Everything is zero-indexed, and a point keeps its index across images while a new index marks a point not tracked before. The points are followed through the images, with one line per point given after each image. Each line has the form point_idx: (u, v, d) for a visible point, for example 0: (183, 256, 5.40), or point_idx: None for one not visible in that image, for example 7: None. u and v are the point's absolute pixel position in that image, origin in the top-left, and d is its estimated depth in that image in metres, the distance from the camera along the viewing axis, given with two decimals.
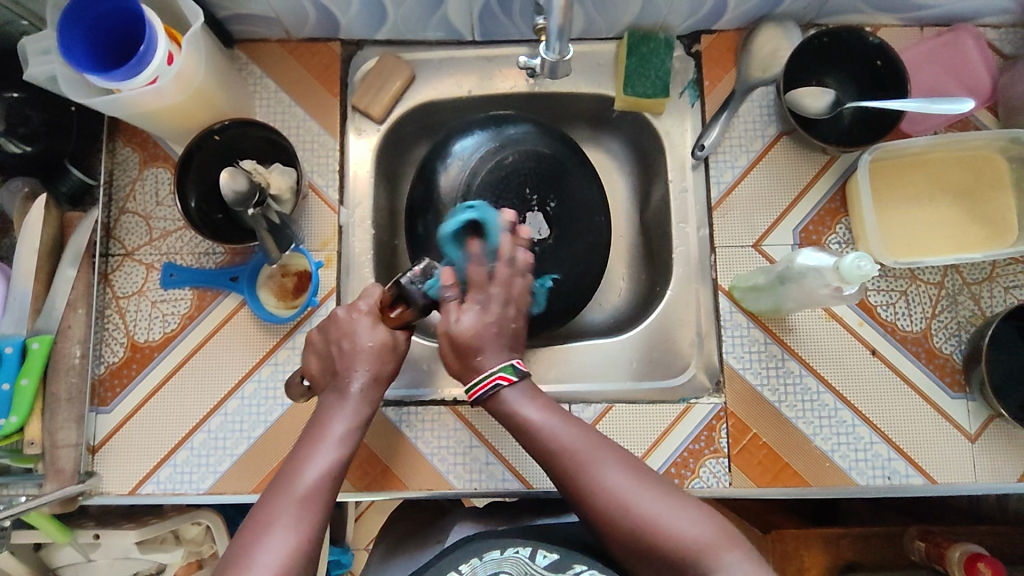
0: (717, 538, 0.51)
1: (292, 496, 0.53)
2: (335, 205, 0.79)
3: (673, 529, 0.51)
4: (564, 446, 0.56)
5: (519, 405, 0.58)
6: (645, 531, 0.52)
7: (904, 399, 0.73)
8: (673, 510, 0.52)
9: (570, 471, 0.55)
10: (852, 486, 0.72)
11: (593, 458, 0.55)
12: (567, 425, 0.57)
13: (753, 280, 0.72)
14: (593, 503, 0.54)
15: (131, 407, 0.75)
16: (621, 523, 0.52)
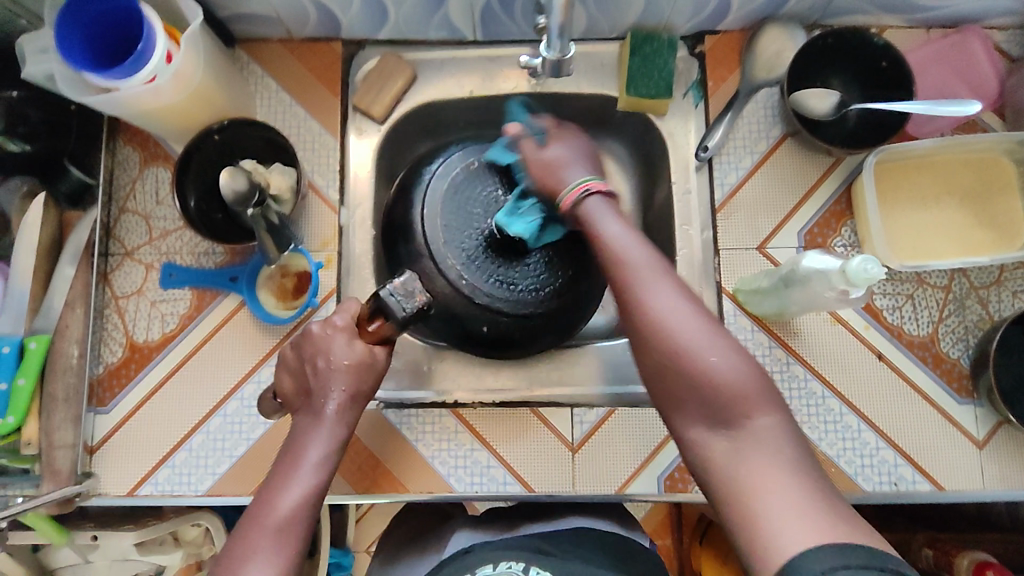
0: (758, 393, 0.47)
1: (266, 527, 0.51)
2: (335, 206, 0.79)
3: (714, 366, 0.47)
4: (624, 256, 0.53)
5: (597, 214, 0.56)
6: (685, 357, 0.48)
7: (911, 404, 0.72)
8: (719, 347, 0.48)
9: (625, 277, 0.52)
10: (858, 492, 0.71)
11: (651, 275, 0.51)
12: (627, 247, 0.53)
13: (758, 284, 0.71)
14: (635, 304, 0.50)
15: (130, 407, 0.74)
16: (661, 349, 0.49)
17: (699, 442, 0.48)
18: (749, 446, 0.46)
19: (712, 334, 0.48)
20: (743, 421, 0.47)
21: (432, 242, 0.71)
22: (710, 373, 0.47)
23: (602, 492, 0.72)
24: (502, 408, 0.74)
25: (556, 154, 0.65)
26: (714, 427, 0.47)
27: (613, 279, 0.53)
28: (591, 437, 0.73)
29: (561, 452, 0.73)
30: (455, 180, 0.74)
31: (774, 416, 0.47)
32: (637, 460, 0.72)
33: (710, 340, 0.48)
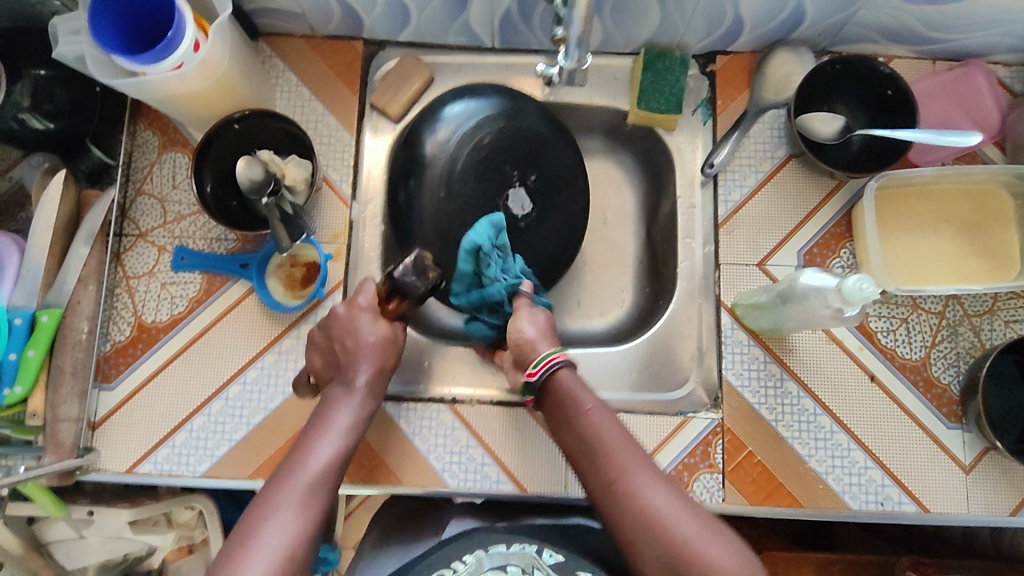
0: (748, 574, 0.52)
1: (301, 481, 0.57)
2: (347, 200, 0.80)
3: (710, 558, 0.52)
4: (617, 449, 0.58)
5: (578, 390, 0.62)
6: (682, 551, 0.53)
7: (900, 426, 0.74)
8: (714, 537, 0.54)
9: (617, 469, 0.57)
10: (844, 509, 0.72)
11: (639, 466, 0.57)
12: (614, 434, 0.59)
13: (756, 300, 0.73)
14: (631, 532, 0.55)
15: (134, 385, 0.76)
16: (655, 530, 0.54)
17: None
18: None
19: (704, 527, 0.54)
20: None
21: (437, 211, 0.74)
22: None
23: None
24: (499, 407, 0.76)
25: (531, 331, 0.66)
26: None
27: (605, 477, 0.58)
28: None
29: (555, 453, 0.74)
30: (461, 155, 0.74)
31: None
32: None
33: (705, 532, 0.54)
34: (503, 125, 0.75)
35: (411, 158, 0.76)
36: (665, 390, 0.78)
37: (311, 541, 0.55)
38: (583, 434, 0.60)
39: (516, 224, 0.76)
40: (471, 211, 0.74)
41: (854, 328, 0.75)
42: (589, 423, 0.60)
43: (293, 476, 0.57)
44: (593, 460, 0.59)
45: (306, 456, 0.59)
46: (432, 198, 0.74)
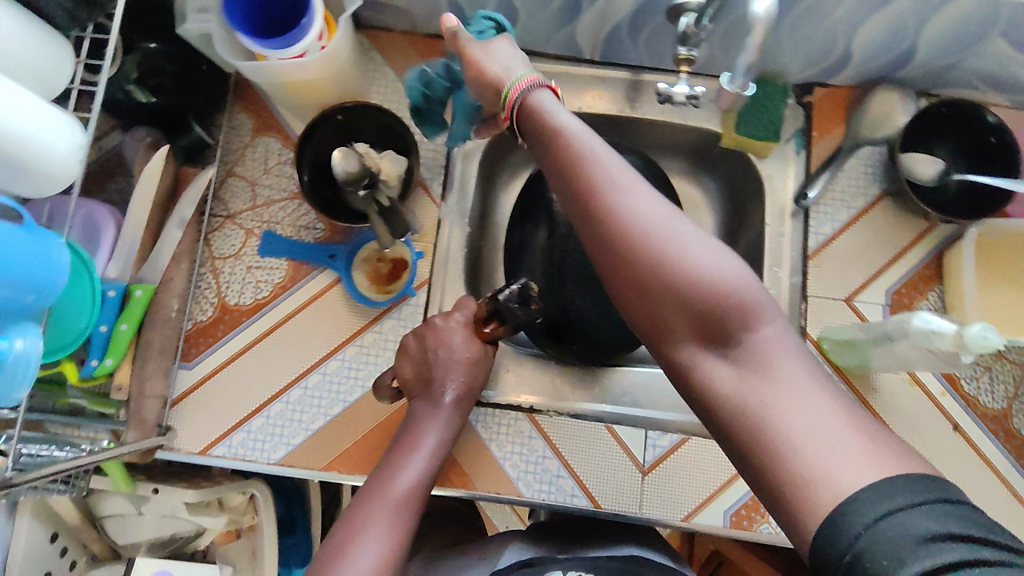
0: (764, 303, 0.45)
1: (384, 503, 0.54)
2: (438, 200, 0.80)
3: (718, 273, 0.45)
4: (597, 162, 0.48)
5: (574, 132, 0.50)
6: (663, 274, 0.46)
7: (980, 473, 0.73)
8: (702, 249, 0.46)
9: (597, 184, 0.48)
10: None
11: (617, 183, 0.48)
12: (586, 148, 0.49)
13: (846, 336, 0.72)
14: (633, 230, 0.47)
15: (213, 366, 0.76)
16: (662, 267, 0.46)
17: (708, 371, 0.46)
18: (761, 373, 0.43)
19: (708, 248, 0.46)
20: (741, 337, 0.45)
21: (547, 257, 0.77)
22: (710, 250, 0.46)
23: (667, 517, 0.72)
24: (576, 421, 0.76)
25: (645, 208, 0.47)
26: (709, 347, 0.46)
27: (596, 223, 0.48)
28: (661, 462, 0.74)
29: (630, 472, 0.74)
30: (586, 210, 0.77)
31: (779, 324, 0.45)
32: (706, 491, 0.73)
33: (714, 257, 0.46)
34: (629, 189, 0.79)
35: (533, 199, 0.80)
36: None
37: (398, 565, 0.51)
38: (569, 160, 0.49)
39: None
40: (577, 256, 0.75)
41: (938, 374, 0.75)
42: (574, 147, 0.49)
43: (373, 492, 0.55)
44: (580, 194, 0.49)
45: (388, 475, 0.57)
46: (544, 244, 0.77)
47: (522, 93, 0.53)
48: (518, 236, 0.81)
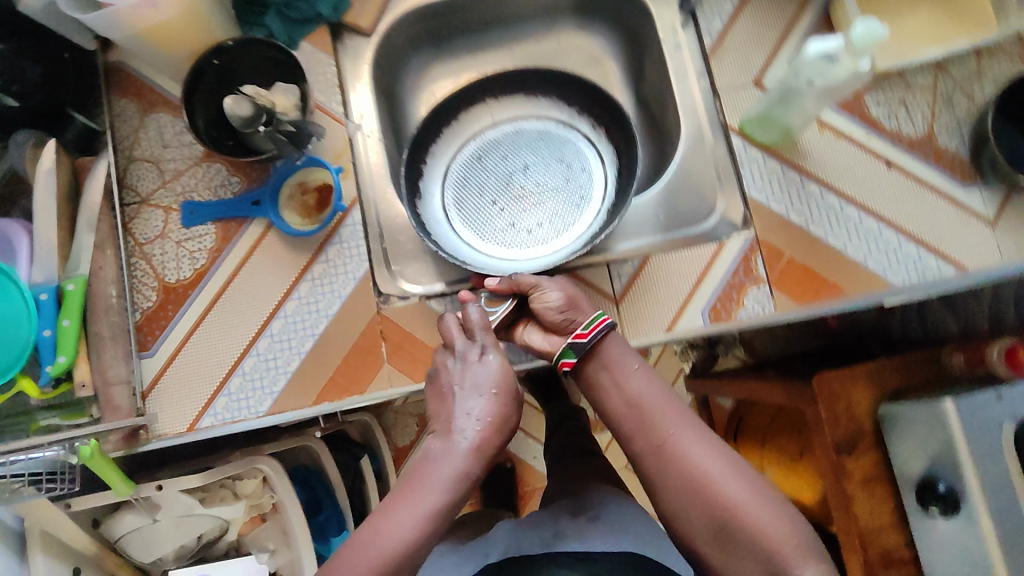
0: (801, 546, 0.54)
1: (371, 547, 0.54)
2: (342, 117, 0.79)
3: (760, 523, 0.55)
4: (662, 412, 0.62)
5: (624, 361, 0.64)
6: (733, 517, 0.56)
7: (922, 198, 0.76)
8: (766, 507, 0.56)
9: (667, 432, 0.60)
10: (890, 288, 0.75)
11: (685, 429, 0.60)
12: (661, 400, 0.62)
13: (766, 113, 0.75)
14: (682, 476, 0.58)
15: (175, 346, 0.74)
16: (700, 494, 0.57)
17: None
18: None
19: (753, 491, 0.57)
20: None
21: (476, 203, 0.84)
22: (749, 496, 0.57)
23: (651, 332, 0.75)
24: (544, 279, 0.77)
25: (643, 393, 0.63)
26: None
27: (666, 462, 0.60)
28: (632, 287, 0.76)
29: (606, 304, 0.76)
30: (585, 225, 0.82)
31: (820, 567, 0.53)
32: (680, 299, 0.75)
33: (756, 499, 0.56)
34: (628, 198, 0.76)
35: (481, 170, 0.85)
36: (697, 223, 0.79)
37: None
38: (604, 400, 0.64)
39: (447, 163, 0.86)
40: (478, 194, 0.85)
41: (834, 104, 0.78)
42: (602, 382, 0.64)
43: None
44: (637, 429, 0.62)
45: (354, 566, 0.53)
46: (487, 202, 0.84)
47: (599, 333, 0.64)
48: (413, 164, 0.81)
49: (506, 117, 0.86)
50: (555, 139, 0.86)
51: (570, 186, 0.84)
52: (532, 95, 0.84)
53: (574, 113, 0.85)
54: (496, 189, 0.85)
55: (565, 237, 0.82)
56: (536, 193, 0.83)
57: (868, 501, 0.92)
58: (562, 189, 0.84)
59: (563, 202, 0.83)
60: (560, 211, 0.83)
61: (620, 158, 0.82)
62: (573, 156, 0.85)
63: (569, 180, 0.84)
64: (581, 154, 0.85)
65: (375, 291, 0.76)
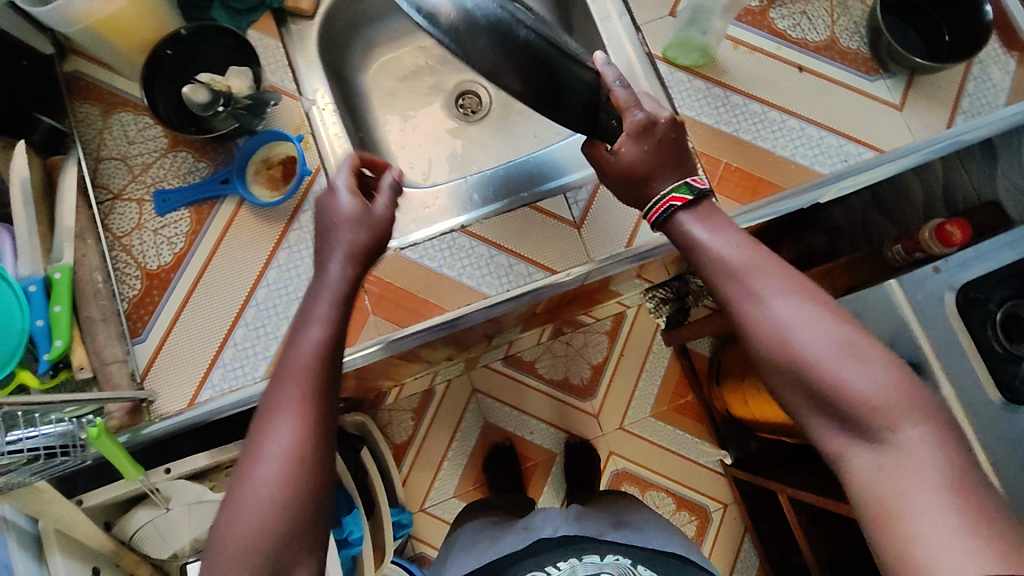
0: (903, 405, 0.50)
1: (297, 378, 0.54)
2: (295, 94, 0.84)
3: (854, 386, 0.50)
4: (733, 270, 0.56)
5: (691, 224, 0.58)
6: (820, 379, 0.52)
7: (837, 93, 0.87)
8: (863, 368, 0.51)
9: (742, 292, 0.55)
10: (820, 176, 0.84)
11: (760, 289, 0.54)
12: (728, 251, 0.56)
13: (683, 35, 0.85)
14: (764, 335, 0.54)
15: (166, 327, 0.75)
16: (786, 349, 0.53)
17: (846, 454, 0.53)
18: (892, 459, 0.50)
19: (843, 346, 0.52)
20: (884, 434, 0.50)
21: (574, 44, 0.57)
22: (841, 350, 0.51)
23: (613, 248, 0.81)
24: (506, 219, 0.82)
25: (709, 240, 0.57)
26: (854, 436, 0.52)
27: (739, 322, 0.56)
28: (589, 211, 0.82)
29: (569, 231, 0.82)
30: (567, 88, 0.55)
31: (920, 424, 0.50)
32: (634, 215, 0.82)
33: (845, 355, 0.51)
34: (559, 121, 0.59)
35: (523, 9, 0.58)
36: None
37: (320, 443, 0.53)
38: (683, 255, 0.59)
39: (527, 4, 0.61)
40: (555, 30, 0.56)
41: (738, 19, 0.89)
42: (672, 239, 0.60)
43: (297, 423, 0.52)
44: (713, 287, 0.58)
45: (308, 369, 0.55)
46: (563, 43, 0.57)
47: (661, 215, 0.59)
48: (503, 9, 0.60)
49: None
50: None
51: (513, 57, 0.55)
52: None
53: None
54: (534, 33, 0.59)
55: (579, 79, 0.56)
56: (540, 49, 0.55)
57: None
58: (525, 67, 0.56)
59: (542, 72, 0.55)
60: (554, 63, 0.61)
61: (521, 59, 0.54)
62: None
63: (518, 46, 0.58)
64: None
65: None
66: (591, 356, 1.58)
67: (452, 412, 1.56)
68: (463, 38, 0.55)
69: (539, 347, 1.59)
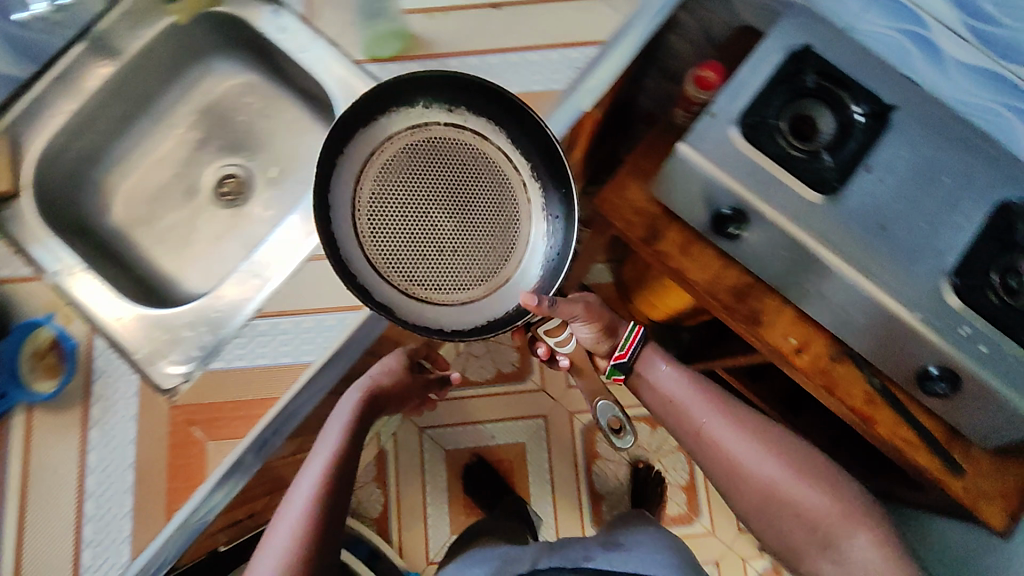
0: (846, 516, 0.90)
1: (308, 482, 0.88)
2: (36, 274, 0.82)
3: (801, 499, 0.93)
4: (693, 419, 1.01)
5: (655, 359, 1.05)
6: (770, 486, 0.94)
7: (539, 10, 0.88)
8: (809, 488, 0.93)
9: (699, 426, 1.01)
10: (559, 94, 0.85)
11: (713, 416, 1.00)
12: (685, 394, 1.03)
13: (371, 31, 0.85)
14: (724, 463, 0.98)
15: (12, 564, 0.70)
16: (732, 465, 0.97)
17: (819, 563, 0.91)
18: (845, 558, 0.88)
19: (795, 475, 0.94)
20: (841, 543, 0.89)
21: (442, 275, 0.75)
22: (771, 457, 0.96)
23: None
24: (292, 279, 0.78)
25: (676, 391, 1.04)
26: (823, 549, 0.91)
27: (704, 444, 1.00)
28: None
29: None
30: (548, 226, 0.79)
31: (860, 537, 0.89)
32: None
33: (792, 479, 0.94)
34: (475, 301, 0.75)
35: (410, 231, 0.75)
36: None
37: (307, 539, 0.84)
38: (658, 394, 1.05)
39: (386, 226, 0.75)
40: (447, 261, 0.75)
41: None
42: (638, 379, 1.06)
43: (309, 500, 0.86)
44: (687, 426, 1.02)
45: (312, 469, 0.89)
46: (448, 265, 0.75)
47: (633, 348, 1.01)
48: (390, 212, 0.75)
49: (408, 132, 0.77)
50: (459, 142, 0.79)
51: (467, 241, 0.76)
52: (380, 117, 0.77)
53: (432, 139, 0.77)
54: (423, 236, 0.75)
55: (529, 261, 0.78)
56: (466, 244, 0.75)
57: (694, 263, 1.05)
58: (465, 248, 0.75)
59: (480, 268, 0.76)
60: (488, 251, 0.77)
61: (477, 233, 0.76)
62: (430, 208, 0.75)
63: (493, 210, 0.77)
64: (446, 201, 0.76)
65: (158, 392, 0.75)
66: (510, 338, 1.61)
67: (413, 458, 1.59)
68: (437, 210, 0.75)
69: (462, 357, 1.64)
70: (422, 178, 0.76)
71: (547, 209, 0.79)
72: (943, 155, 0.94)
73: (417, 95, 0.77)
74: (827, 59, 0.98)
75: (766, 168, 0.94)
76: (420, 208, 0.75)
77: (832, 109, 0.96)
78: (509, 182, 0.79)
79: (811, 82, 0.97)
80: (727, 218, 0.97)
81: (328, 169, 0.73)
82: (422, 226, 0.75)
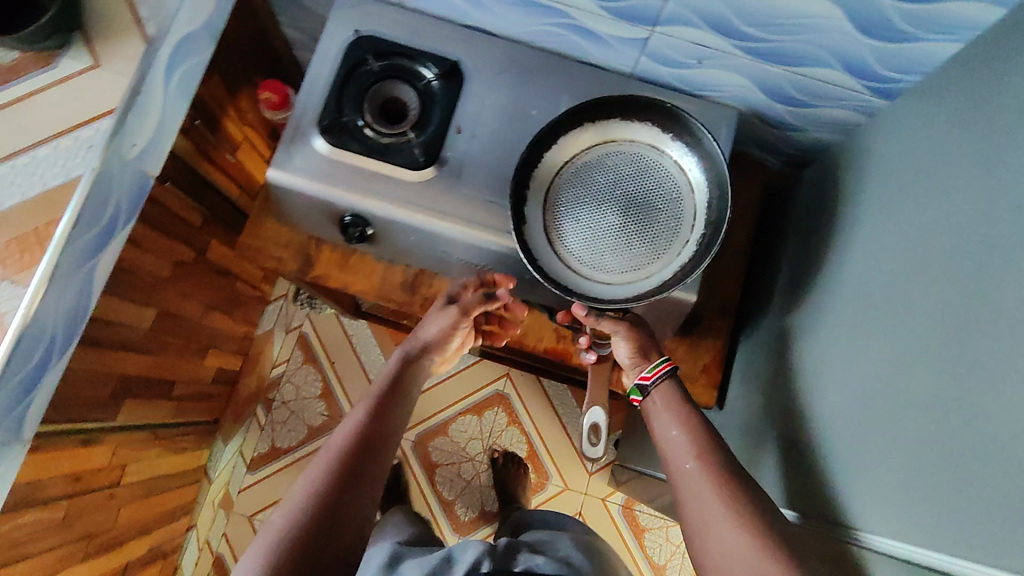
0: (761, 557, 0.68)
1: (332, 449, 0.75)
2: None
3: (731, 536, 0.71)
4: (683, 451, 0.81)
5: (660, 394, 0.88)
6: (696, 518, 0.76)
7: (43, 99, 0.83)
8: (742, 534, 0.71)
9: (685, 463, 0.80)
10: (96, 172, 0.81)
11: (691, 455, 0.80)
12: (685, 433, 0.82)
13: None
14: (690, 507, 0.77)
15: None
16: (695, 505, 0.76)
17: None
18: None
19: (734, 518, 0.72)
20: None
21: (616, 235, 0.88)
22: (724, 512, 0.73)
23: None
24: None
25: (662, 426, 0.85)
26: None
27: (677, 480, 0.80)
28: None
29: None
30: (691, 183, 0.89)
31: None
32: None
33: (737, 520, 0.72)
34: (650, 277, 0.87)
35: (616, 201, 0.89)
36: None
37: (321, 518, 0.66)
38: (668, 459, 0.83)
39: (589, 208, 0.90)
40: (620, 232, 0.88)
41: None
42: (660, 445, 0.84)
43: (327, 468, 0.72)
44: (669, 464, 0.82)
45: (337, 440, 0.76)
46: (605, 222, 0.89)
47: (665, 373, 0.88)
48: (625, 239, 0.88)
49: (591, 158, 0.91)
50: (635, 162, 0.90)
51: (644, 229, 0.88)
52: (613, 145, 0.91)
53: (639, 201, 0.89)
54: (613, 240, 0.89)
55: (696, 228, 0.88)
56: (642, 222, 0.88)
57: (359, 274, 1.02)
58: (639, 232, 0.88)
59: (655, 251, 0.88)
60: (649, 247, 0.88)
61: (656, 229, 0.88)
62: (613, 219, 0.89)
63: (670, 199, 0.89)
64: (668, 220, 0.89)
65: None
66: (309, 391, 1.59)
67: None
68: (653, 216, 0.89)
69: (265, 432, 1.57)
70: (607, 206, 0.90)
71: (699, 169, 0.89)
72: (526, 93, 0.96)
73: (602, 115, 0.91)
74: (382, 38, 0.94)
75: (362, 164, 0.90)
76: (598, 219, 0.89)
77: (406, 86, 0.94)
78: (679, 189, 0.89)
79: (375, 66, 0.93)
80: (354, 226, 0.93)
81: (523, 183, 0.90)
82: (624, 242, 0.88)
